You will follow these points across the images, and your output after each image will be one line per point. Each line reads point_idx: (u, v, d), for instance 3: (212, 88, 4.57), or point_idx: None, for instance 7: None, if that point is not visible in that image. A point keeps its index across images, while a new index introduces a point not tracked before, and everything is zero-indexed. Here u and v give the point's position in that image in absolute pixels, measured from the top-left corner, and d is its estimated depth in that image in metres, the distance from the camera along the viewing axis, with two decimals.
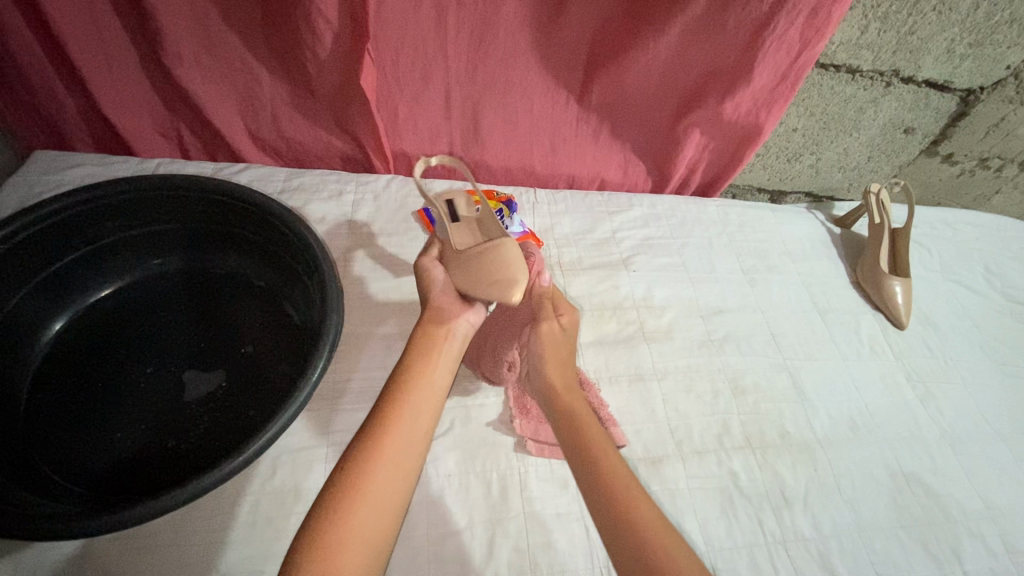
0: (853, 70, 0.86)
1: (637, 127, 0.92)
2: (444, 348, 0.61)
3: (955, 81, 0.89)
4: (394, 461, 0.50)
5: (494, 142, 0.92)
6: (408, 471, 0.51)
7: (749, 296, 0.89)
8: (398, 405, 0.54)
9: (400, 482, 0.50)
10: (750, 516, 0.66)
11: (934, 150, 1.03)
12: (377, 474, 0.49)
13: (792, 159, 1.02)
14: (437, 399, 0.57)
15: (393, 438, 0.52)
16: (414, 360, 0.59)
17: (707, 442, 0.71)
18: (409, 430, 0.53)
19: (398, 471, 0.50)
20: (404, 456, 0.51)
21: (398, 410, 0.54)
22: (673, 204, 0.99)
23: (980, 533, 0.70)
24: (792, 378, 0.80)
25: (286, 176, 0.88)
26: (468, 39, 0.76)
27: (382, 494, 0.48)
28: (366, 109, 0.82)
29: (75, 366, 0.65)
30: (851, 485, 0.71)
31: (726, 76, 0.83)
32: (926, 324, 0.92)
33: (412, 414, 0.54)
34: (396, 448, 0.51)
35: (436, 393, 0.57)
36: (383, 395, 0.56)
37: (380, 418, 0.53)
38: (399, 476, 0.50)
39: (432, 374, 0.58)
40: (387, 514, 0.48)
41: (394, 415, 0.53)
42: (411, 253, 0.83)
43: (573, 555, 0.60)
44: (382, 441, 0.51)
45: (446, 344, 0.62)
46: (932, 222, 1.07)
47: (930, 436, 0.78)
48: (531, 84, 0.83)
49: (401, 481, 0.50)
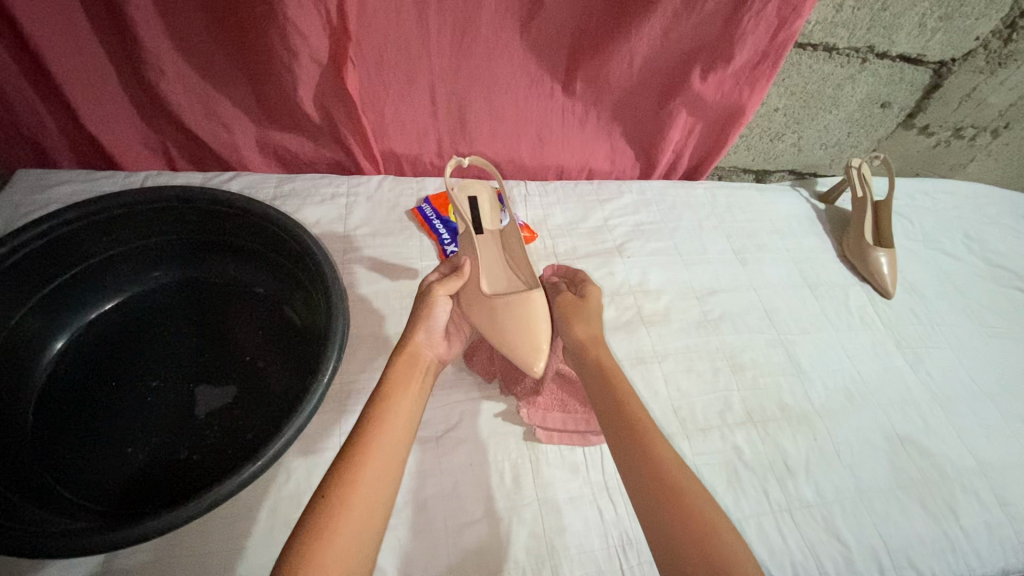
0: (829, 48, 0.87)
1: (623, 111, 0.93)
2: (419, 377, 0.61)
3: (928, 54, 0.91)
4: (373, 485, 0.50)
5: (482, 136, 0.92)
6: (390, 483, 0.51)
7: (741, 275, 0.91)
8: (377, 427, 0.54)
9: (385, 490, 0.50)
10: (756, 487, 0.68)
11: (910, 123, 1.05)
12: (356, 498, 0.48)
13: (774, 139, 1.04)
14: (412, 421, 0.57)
15: (371, 461, 0.51)
16: (387, 386, 0.58)
17: (710, 419, 0.73)
18: (391, 451, 0.53)
19: (379, 492, 0.50)
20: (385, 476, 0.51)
21: (377, 434, 0.53)
22: (663, 189, 1.01)
23: (974, 489, 0.73)
24: (787, 352, 0.82)
25: (277, 183, 0.87)
26: (452, 33, 0.76)
27: (364, 510, 0.48)
28: (355, 111, 0.83)
29: (78, 383, 0.64)
30: (850, 452, 0.74)
31: (708, 55, 0.84)
32: (912, 293, 0.95)
33: (395, 425, 0.55)
34: (377, 469, 0.51)
35: (408, 419, 0.57)
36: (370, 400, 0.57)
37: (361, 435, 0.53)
38: (377, 502, 0.49)
39: (409, 400, 0.58)
40: (370, 533, 0.47)
41: (371, 438, 0.52)
42: (409, 252, 0.83)
43: (588, 537, 0.62)
44: (363, 464, 0.50)
45: (418, 372, 0.61)
46: (911, 193, 1.10)
47: (922, 400, 0.81)
48: (516, 78, 0.85)
49: (379, 503, 0.49)
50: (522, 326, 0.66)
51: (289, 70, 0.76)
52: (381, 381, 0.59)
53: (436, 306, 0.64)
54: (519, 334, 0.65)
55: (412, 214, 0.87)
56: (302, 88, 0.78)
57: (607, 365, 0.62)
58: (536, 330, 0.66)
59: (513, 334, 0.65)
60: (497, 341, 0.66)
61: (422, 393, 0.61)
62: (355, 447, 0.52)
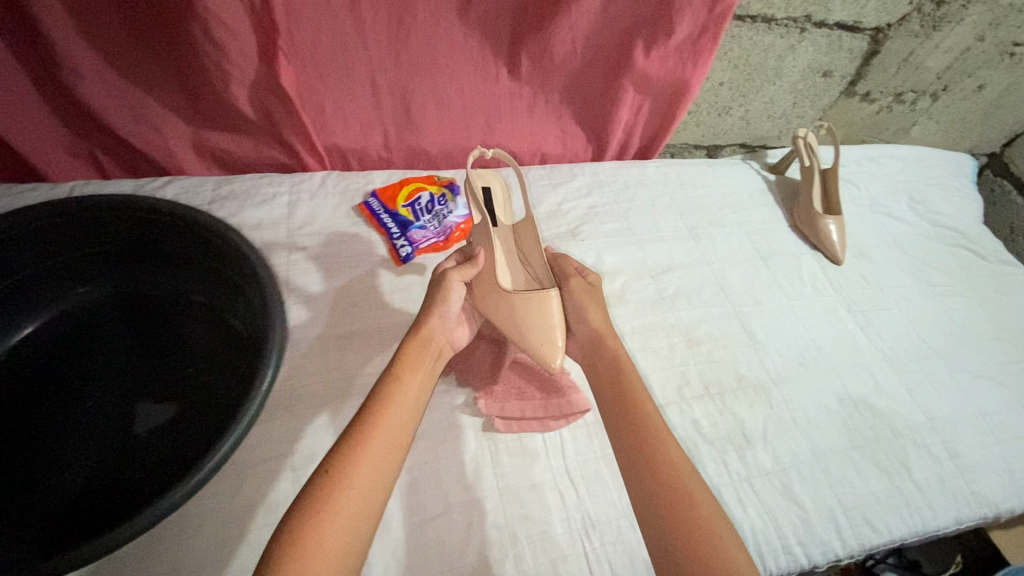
0: (768, 19, 0.87)
1: (569, 92, 0.92)
2: (428, 362, 0.60)
3: (864, 21, 0.92)
4: (374, 470, 0.49)
5: (429, 126, 0.91)
6: (389, 472, 0.49)
7: (695, 251, 0.91)
8: (383, 410, 0.53)
9: (385, 477, 0.49)
10: (716, 458, 0.69)
11: (852, 90, 1.06)
12: (356, 481, 0.47)
13: (722, 113, 1.04)
14: (420, 408, 0.56)
15: (373, 446, 0.50)
16: (397, 366, 0.57)
17: (668, 396, 0.74)
18: (394, 436, 0.52)
19: (379, 479, 0.48)
20: (385, 464, 0.50)
21: (381, 414, 0.52)
22: (615, 169, 1.00)
23: (924, 444, 0.76)
24: (742, 323, 0.83)
25: (215, 185, 0.83)
26: (387, 21, 0.74)
27: (361, 495, 0.47)
28: (291, 106, 0.80)
29: (4, 407, 0.60)
30: (805, 417, 0.75)
31: (649, 31, 0.84)
32: (861, 257, 0.97)
33: (402, 409, 0.54)
34: (379, 452, 0.50)
35: (416, 402, 0.56)
36: (380, 381, 0.56)
37: (366, 416, 0.52)
38: (377, 487, 0.48)
39: (416, 384, 0.57)
40: (364, 521, 0.46)
41: (375, 423, 0.51)
42: (357, 249, 0.81)
43: (550, 522, 0.61)
44: (364, 447, 0.49)
45: (428, 357, 0.60)
46: (858, 159, 1.12)
47: (874, 362, 0.83)
48: (457, 63, 0.83)
49: (379, 489, 0.48)
50: (540, 321, 0.64)
51: (217, 67, 0.72)
52: (391, 362, 0.58)
53: (452, 291, 0.63)
54: (537, 329, 0.63)
55: (358, 208, 0.85)
56: (234, 85, 0.75)
57: (622, 358, 0.62)
58: (553, 322, 0.64)
59: (526, 321, 0.64)
60: (510, 331, 0.64)
61: (431, 377, 0.59)
62: (361, 424, 0.51)
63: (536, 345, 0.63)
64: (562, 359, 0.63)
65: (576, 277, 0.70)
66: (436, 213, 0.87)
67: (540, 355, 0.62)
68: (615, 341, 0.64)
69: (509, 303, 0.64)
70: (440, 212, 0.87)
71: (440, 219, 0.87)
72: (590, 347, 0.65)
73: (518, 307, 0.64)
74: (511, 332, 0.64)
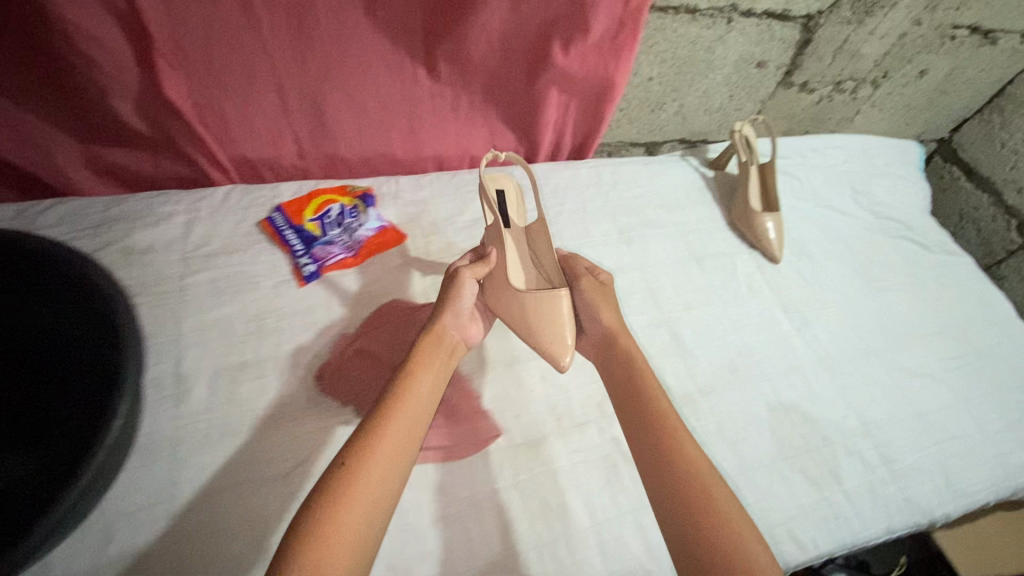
0: (691, 9, 0.83)
1: (490, 93, 0.88)
2: (442, 359, 0.60)
3: (793, 9, 0.88)
4: (388, 463, 0.49)
5: (346, 135, 0.86)
6: (404, 465, 0.49)
7: (625, 256, 0.88)
8: (399, 404, 0.53)
9: (400, 469, 0.49)
10: (636, 479, 0.66)
11: (789, 81, 1.02)
12: (371, 471, 0.47)
13: (655, 109, 1.00)
14: (433, 403, 0.56)
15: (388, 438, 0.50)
16: (411, 363, 0.58)
17: (589, 414, 0.70)
18: (408, 429, 0.52)
19: (394, 471, 0.48)
20: (401, 457, 0.50)
21: (396, 407, 0.53)
22: (544, 172, 0.96)
23: (857, 450, 0.73)
24: (671, 331, 0.80)
25: (105, 206, 0.77)
26: (279, 24, 0.69)
27: (377, 485, 0.47)
28: (183, 117, 0.74)
29: None
30: (733, 428, 0.72)
31: (566, 26, 0.79)
32: (800, 254, 0.94)
33: (416, 405, 0.54)
34: (393, 444, 0.50)
35: (429, 398, 0.56)
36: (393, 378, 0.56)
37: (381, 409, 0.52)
38: (392, 477, 0.48)
39: (430, 380, 0.57)
40: (381, 510, 0.46)
41: (391, 416, 0.52)
42: (259, 269, 0.76)
43: (452, 561, 0.56)
44: (381, 438, 0.50)
45: (442, 354, 0.61)
46: (801, 150, 1.09)
47: (808, 366, 0.80)
48: (362, 66, 0.77)
49: (393, 481, 0.48)
50: (550, 320, 0.66)
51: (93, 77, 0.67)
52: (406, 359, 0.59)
53: (464, 287, 0.65)
54: (546, 327, 0.65)
55: (262, 225, 0.80)
56: (115, 97, 0.70)
57: (635, 356, 0.63)
58: (562, 320, 0.66)
59: (534, 319, 0.66)
60: (520, 329, 0.66)
61: (445, 373, 0.60)
62: (377, 418, 0.52)
63: (546, 343, 0.65)
64: (570, 355, 0.65)
65: (587, 277, 0.71)
66: (346, 226, 0.82)
67: (549, 352, 0.65)
68: (627, 338, 0.65)
69: (519, 301, 0.67)
70: (350, 225, 0.82)
71: (351, 233, 0.82)
72: (602, 346, 0.67)
73: (528, 305, 0.66)
74: (522, 329, 0.66)
